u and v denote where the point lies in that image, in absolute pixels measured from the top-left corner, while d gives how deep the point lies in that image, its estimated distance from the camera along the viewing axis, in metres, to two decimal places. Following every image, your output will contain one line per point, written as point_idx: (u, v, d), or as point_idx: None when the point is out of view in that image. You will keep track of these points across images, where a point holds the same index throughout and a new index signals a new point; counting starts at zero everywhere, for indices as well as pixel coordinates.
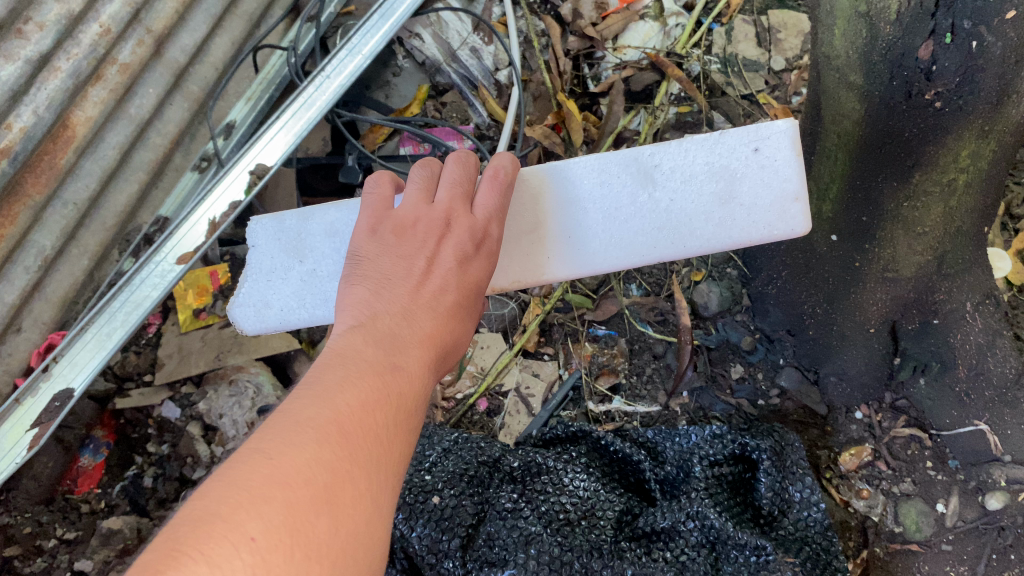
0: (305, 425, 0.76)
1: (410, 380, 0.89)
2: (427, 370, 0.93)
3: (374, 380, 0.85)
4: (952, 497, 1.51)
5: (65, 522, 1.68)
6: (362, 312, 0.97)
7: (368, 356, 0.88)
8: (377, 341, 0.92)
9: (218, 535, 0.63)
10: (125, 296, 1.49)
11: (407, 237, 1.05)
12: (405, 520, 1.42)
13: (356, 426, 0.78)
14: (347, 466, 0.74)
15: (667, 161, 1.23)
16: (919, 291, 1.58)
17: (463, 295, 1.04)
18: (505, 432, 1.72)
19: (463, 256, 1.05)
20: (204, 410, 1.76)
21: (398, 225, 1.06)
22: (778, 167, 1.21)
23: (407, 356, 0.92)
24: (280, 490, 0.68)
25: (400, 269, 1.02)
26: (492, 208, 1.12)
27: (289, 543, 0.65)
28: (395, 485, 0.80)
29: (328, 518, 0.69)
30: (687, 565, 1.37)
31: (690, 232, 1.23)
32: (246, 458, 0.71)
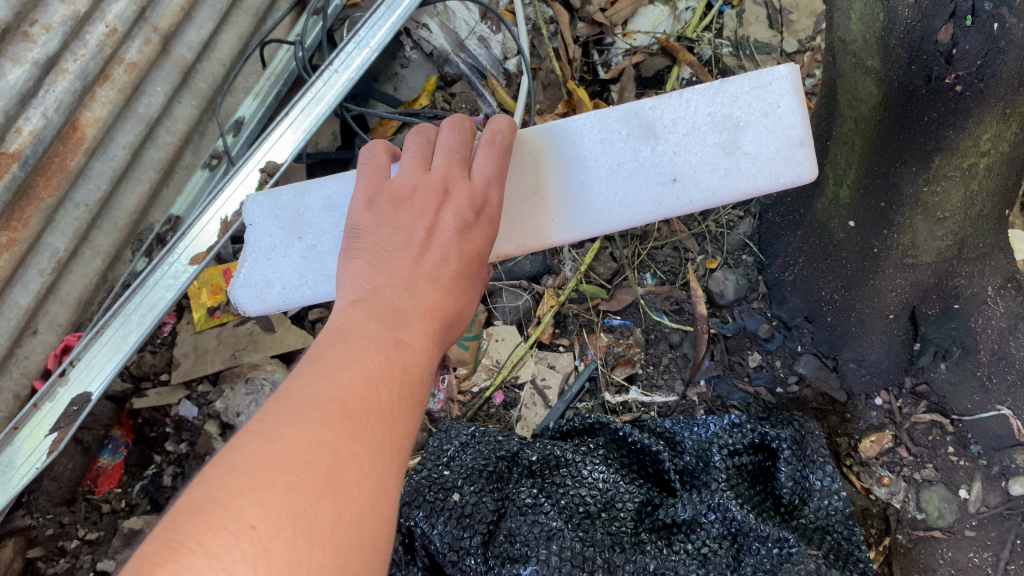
0: (307, 403, 0.74)
1: (411, 355, 0.87)
2: (428, 343, 0.92)
3: (374, 350, 0.83)
4: (974, 482, 1.49)
5: (87, 523, 1.70)
6: (362, 285, 0.95)
7: (368, 326, 0.87)
8: (378, 314, 0.90)
9: (217, 525, 0.62)
10: (139, 298, 1.48)
11: (406, 209, 1.03)
12: (428, 518, 1.43)
13: (358, 401, 0.76)
14: (350, 444, 0.72)
15: (667, 115, 1.21)
16: (940, 276, 1.50)
17: (464, 265, 1.02)
18: (522, 425, 1.73)
19: (464, 224, 1.03)
20: (222, 409, 1.74)
21: (396, 197, 1.04)
22: (782, 113, 1.18)
23: (409, 331, 0.90)
24: (280, 473, 0.67)
25: (400, 241, 1.00)
26: (490, 172, 1.10)
27: (291, 530, 0.64)
28: (399, 462, 0.78)
29: (330, 501, 0.68)
30: (710, 558, 1.37)
31: (695, 183, 1.21)
32: (248, 441, 0.70)
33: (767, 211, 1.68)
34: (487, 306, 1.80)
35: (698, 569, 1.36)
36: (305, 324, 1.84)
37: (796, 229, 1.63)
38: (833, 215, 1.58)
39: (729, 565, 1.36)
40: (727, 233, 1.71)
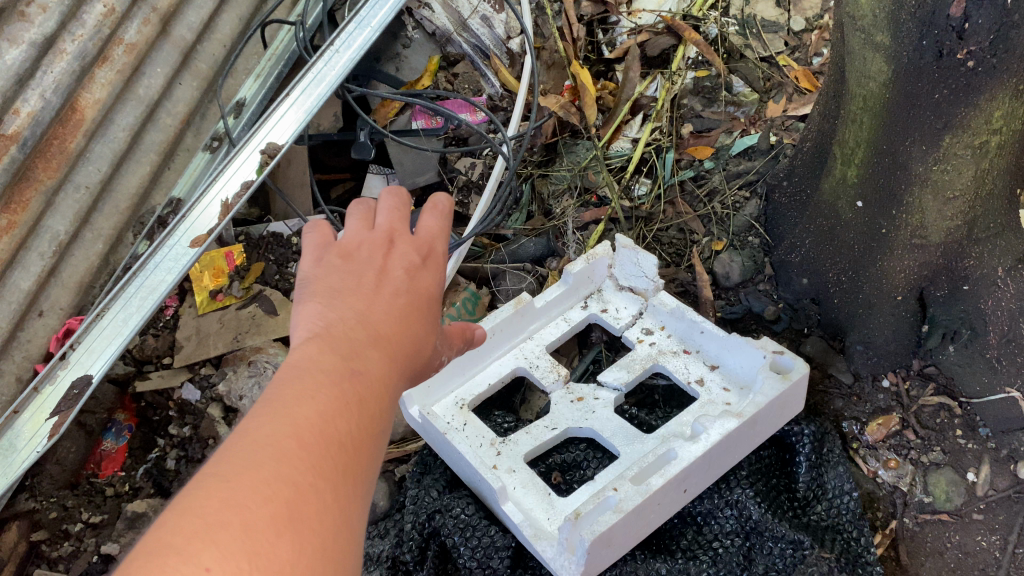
0: (262, 441, 0.67)
1: (371, 387, 0.80)
2: (389, 372, 0.85)
3: (330, 383, 0.76)
4: (983, 465, 1.46)
5: (91, 507, 1.67)
6: (319, 317, 0.88)
7: (321, 360, 0.80)
8: (334, 348, 0.83)
9: (171, 565, 0.54)
10: (140, 281, 1.47)
11: (355, 258, 0.97)
12: (461, 532, 1.39)
13: (317, 436, 0.70)
14: (310, 479, 0.66)
15: (711, 334, 1.53)
16: (949, 257, 1.39)
17: (419, 303, 0.96)
18: (525, 407, 1.74)
19: (414, 268, 0.99)
20: (224, 392, 1.74)
21: (345, 248, 0.98)
22: (788, 397, 1.40)
23: (369, 363, 0.83)
24: (237, 513, 0.60)
25: (352, 282, 0.94)
26: (439, 229, 1.05)
27: (249, 569, 0.56)
28: (360, 496, 0.72)
29: (290, 537, 0.61)
30: (721, 555, 1.38)
31: (735, 448, 1.37)
32: (201, 484, 0.62)
33: (772, 194, 1.68)
34: (491, 288, 1.86)
35: (708, 568, 1.35)
36: None
37: (802, 210, 1.58)
38: (840, 195, 1.47)
39: (739, 563, 1.37)
40: (734, 214, 1.76)
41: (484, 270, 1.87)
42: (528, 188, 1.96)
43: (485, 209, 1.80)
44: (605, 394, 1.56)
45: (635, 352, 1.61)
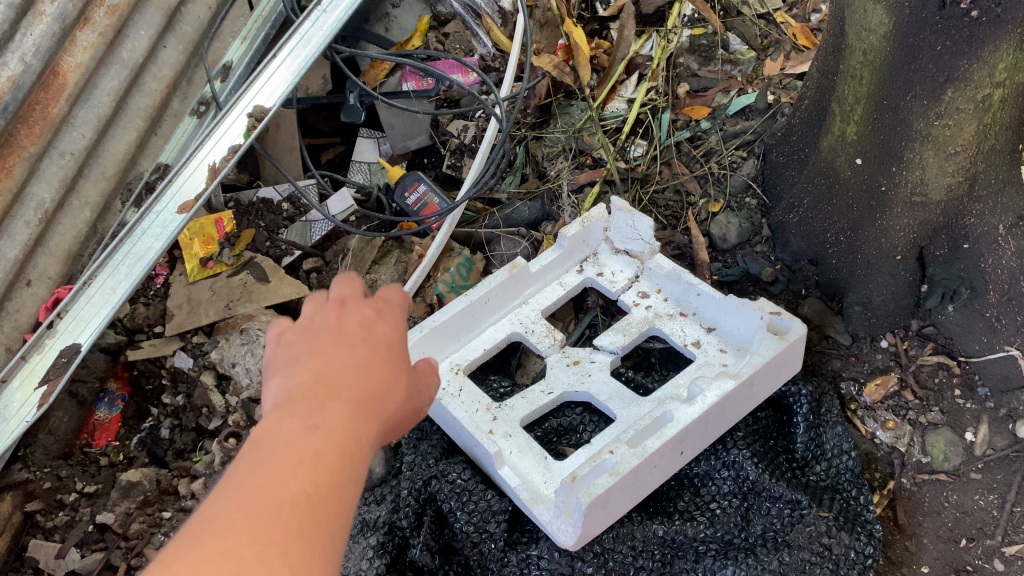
0: (190, 550, 0.57)
1: (334, 448, 0.69)
2: (359, 427, 0.73)
3: (276, 460, 0.65)
4: (981, 425, 1.44)
5: (86, 476, 1.66)
6: (281, 385, 0.76)
7: (277, 425, 0.70)
8: (287, 418, 0.71)
9: None
10: (126, 249, 1.44)
11: (313, 326, 0.83)
12: (457, 498, 1.38)
13: (258, 526, 0.60)
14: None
15: (707, 296, 1.51)
16: (949, 214, 1.36)
17: (391, 353, 0.83)
18: (521, 372, 1.73)
19: (375, 321, 0.85)
20: (217, 359, 1.71)
21: (297, 324, 0.83)
22: (786, 358, 1.38)
23: (333, 422, 0.71)
24: None
25: (308, 347, 0.80)
26: (395, 291, 0.92)
27: None
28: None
29: None
30: (718, 515, 1.37)
31: (733, 410, 1.36)
32: None
33: (770, 152, 1.65)
34: (486, 254, 1.82)
35: (706, 529, 1.35)
36: (299, 274, 1.84)
37: (801, 168, 1.56)
38: (839, 152, 1.45)
39: (737, 523, 1.37)
40: (730, 174, 1.73)
41: (478, 235, 1.84)
42: (522, 151, 1.94)
43: (478, 172, 1.77)
44: (601, 357, 1.55)
45: (631, 315, 1.59)
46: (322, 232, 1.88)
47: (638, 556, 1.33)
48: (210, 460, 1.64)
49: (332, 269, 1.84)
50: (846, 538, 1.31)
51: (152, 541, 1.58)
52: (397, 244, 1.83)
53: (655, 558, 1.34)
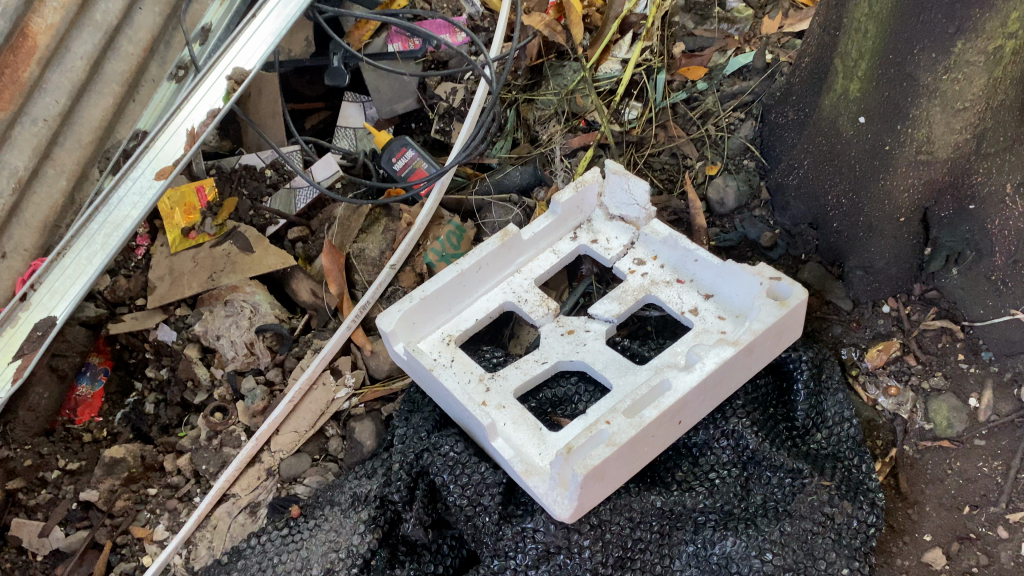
0: None
1: None
2: None
3: None
4: (985, 390, 1.42)
5: (68, 453, 1.62)
6: None
7: None
8: None
9: None
10: (102, 218, 1.39)
11: None
12: (451, 471, 1.35)
13: None
14: None
15: (705, 262, 1.47)
16: (954, 174, 1.31)
17: None
18: (514, 342, 1.69)
19: None
20: (200, 333, 1.67)
21: None
22: (786, 323, 1.34)
23: None
24: None
25: None
26: None
27: None
28: None
29: None
30: (718, 486, 1.34)
31: (733, 378, 1.32)
32: None
33: (769, 113, 1.60)
34: (476, 222, 1.77)
35: (705, 500, 1.33)
36: (284, 243, 1.79)
37: (800, 130, 1.51)
38: (842, 111, 1.39)
39: (737, 493, 1.33)
40: (728, 136, 1.68)
41: (469, 202, 1.78)
42: (512, 114, 1.88)
43: (468, 136, 1.72)
44: (597, 326, 1.50)
45: (626, 283, 1.54)
46: (306, 201, 1.82)
47: (636, 527, 1.30)
48: (196, 435, 1.61)
49: (318, 239, 1.78)
50: (849, 507, 1.29)
51: (138, 518, 1.56)
52: (385, 212, 1.77)
53: (654, 530, 1.31)
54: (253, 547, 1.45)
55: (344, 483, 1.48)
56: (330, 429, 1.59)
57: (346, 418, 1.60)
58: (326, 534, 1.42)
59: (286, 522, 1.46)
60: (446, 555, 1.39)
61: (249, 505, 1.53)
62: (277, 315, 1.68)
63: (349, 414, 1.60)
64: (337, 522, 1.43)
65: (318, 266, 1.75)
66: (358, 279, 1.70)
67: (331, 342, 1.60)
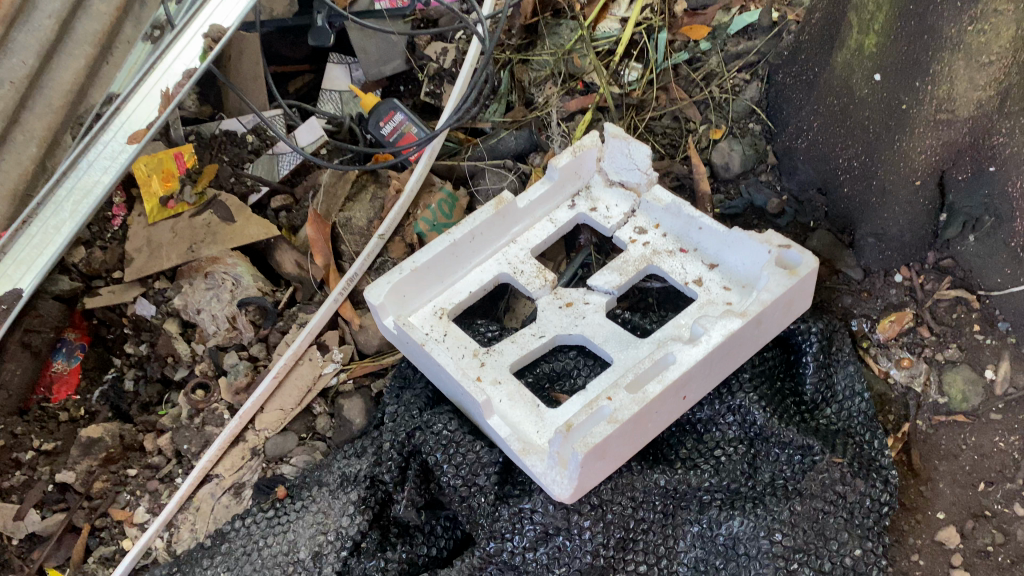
0: None
1: None
2: None
3: None
4: (1002, 362, 1.35)
5: (44, 433, 1.54)
6: None
7: None
8: None
9: None
10: (71, 183, 1.33)
11: None
12: (444, 450, 1.28)
13: None
14: None
15: (709, 229, 1.40)
16: (976, 135, 1.25)
17: None
18: (510, 316, 1.62)
19: None
20: (181, 306, 1.61)
21: None
22: (796, 292, 1.27)
23: None
24: None
25: None
26: None
27: None
28: None
29: None
30: (724, 463, 1.28)
31: (740, 351, 1.26)
32: None
33: (776, 74, 1.53)
34: (469, 189, 1.70)
35: (710, 478, 1.27)
36: (268, 213, 1.72)
37: (810, 90, 1.44)
38: (855, 68, 1.32)
39: (744, 471, 1.27)
40: (733, 98, 1.62)
41: (461, 169, 1.71)
42: (506, 75, 1.78)
43: (459, 99, 1.64)
44: (596, 298, 1.43)
45: (627, 253, 1.47)
46: (291, 167, 1.75)
47: (638, 507, 1.24)
48: (177, 413, 1.55)
49: (302, 208, 1.72)
50: (862, 485, 1.24)
51: (117, 500, 1.50)
52: (372, 178, 1.69)
53: (657, 509, 1.25)
54: (238, 530, 1.38)
55: (332, 462, 1.40)
56: (316, 407, 1.52)
57: (334, 395, 1.54)
58: (314, 516, 1.35)
59: (272, 504, 1.40)
60: (439, 537, 1.33)
61: (233, 486, 1.46)
62: (261, 287, 1.60)
63: (337, 390, 1.53)
64: (325, 504, 1.36)
65: (302, 236, 1.68)
66: (345, 250, 1.62)
67: (318, 316, 1.53)
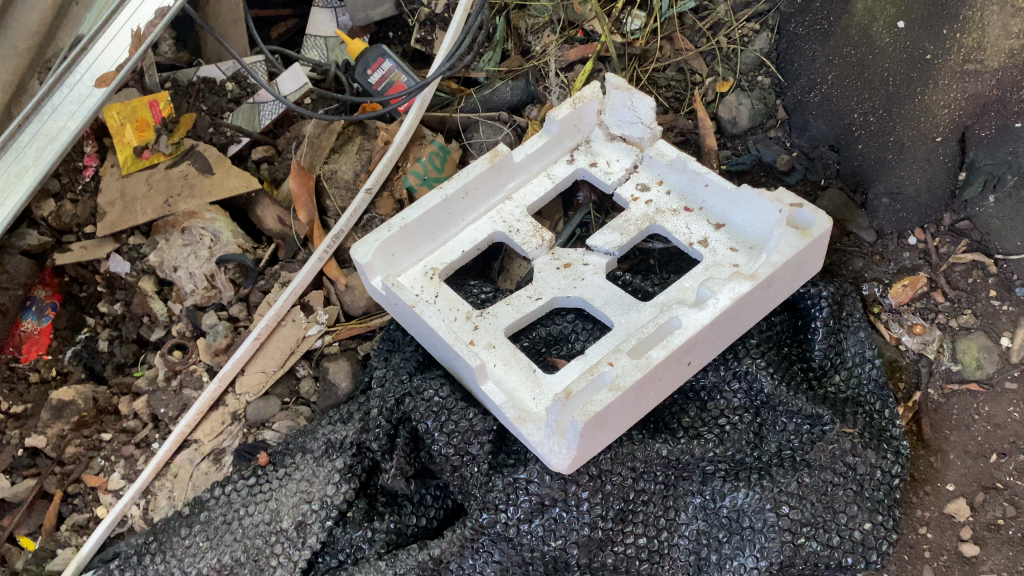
0: None
1: None
2: None
3: None
4: (1019, 329, 1.28)
5: (12, 395, 1.47)
6: None
7: None
8: None
9: None
10: (35, 128, 1.29)
11: None
12: (435, 418, 1.22)
13: None
14: None
15: (717, 187, 1.32)
16: (1005, 88, 1.23)
17: None
18: (504, 277, 1.55)
19: None
20: (156, 263, 1.52)
21: None
22: (808, 253, 1.20)
23: None
24: None
25: None
26: None
27: None
28: None
29: None
30: (728, 433, 1.22)
31: (748, 316, 1.19)
32: None
33: (788, 22, 1.48)
34: (462, 142, 1.62)
35: (714, 448, 1.20)
36: (249, 165, 1.64)
37: (825, 41, 1.41)
38: (877, 14, 1.33)
39: (749, 441, 1.21)
40: (741, 49, 1.53)
41: (454, 121, 1.62)
42: (502, 21, 1.67)
43: (451, 46, 1.55)
44: (596, 259, 1.35)
45: (629, 212, 1.39)
46: (272, 116, 1.65)
47: (638, 478, 1.18)
48: (153, 375, 1.48)
49: (285, 159, 1.63)
50: (873, 457, 1.18)
51: (91, 466, 1.43)
52: (359, 129, 1.60)
53: (658, 480, 1.20)
54: (218, 498, 1.31)
55: (317, 428, 1.33)
56: (301, 369, 1.45)
57: (318, 358, 1.47)
58: (297, 484, 1.28)
59: (254, 470, 1.32)
60: (430, 507, 1.28)
61: (212, 452, 1.39)
62: (241, 243, 1.52)
63: (322, 353, 1.46)
64: (310, 471, 1.29)
65: (285, 190, 1.60)
66: (330, 205, 1.54)
67: (301, 274, 1.45)
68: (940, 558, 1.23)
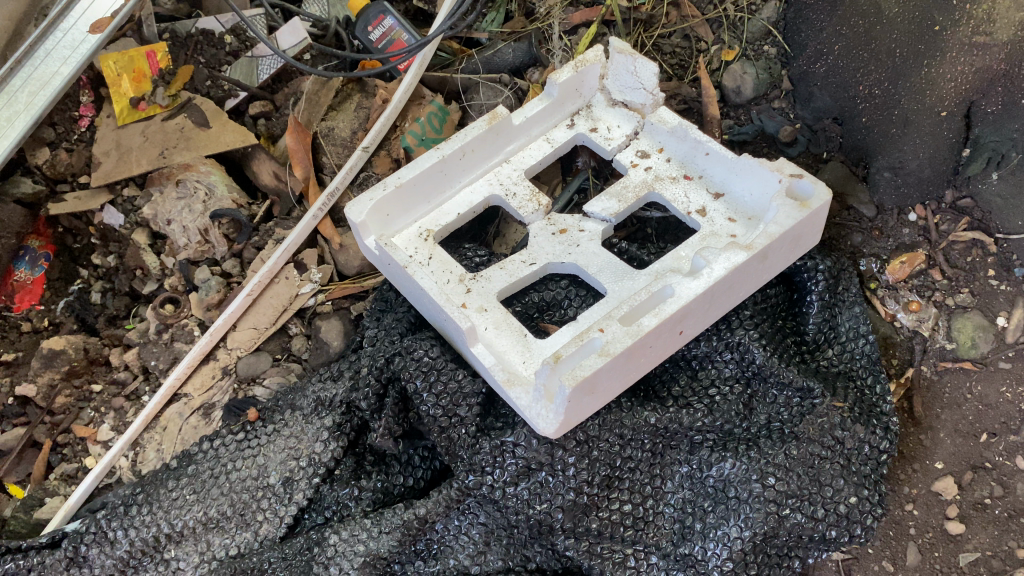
0: None
1: None
2: None
3: None
4: (1016, 309, 1.28)
5: (3, 344, 1.48)
6: None
7: None
8: None
9: None
10: (27, 73, 1.34)
11: None
12: (424, 377, 1.20)
13: None
14: None
15: (717, 155, 1.30)
16: (1013, 61, 1.19)
17: None
18: (499, 241, 1.54)
19: None
20: (149, 216, 1.50)
21: None
22: (807, 225, 1.19)
23: None
24: None
25: None
26: None
27: None
28: None
29: None
30: (718, 403, 1.22)
31: (741, 288, 1.18)
32: None
33: None
34: (461, 104, 1.60)
35: (703, 418, 1.20)
36: (245, 120, 1.62)
37: (833, 10, 1.37)
38: None
39: (739, 412, 1.21)
40: (749, 17, 1.50)
41: (453, 82, 1.61)
42: None
43: (452, 5, 1.52)
44: (591, 226, 1.33)
45: (627, 178, 1.38)
46: (270, 71, 1.64)
47: (626, 445, 1.18)
48: (145, 328, 1.47)
49: (282, 116, 1.61)
50: (861, 432, 1.18)
51: (81, 416, 1.44)
52: (358, 87, 1.59)
53: (645, 448, 1.19)
54: (206, 452, 1.31)
55: (306, 386, 1.33)
56: (293, 327, 1.44)
57: (310, 316, 1.46)
58: (286, 441, 1.29)
59: (243, 426, 1.32)
60: (416, 467, 1.27)
61: (202, 407, 1.39)
62: (236, 199, 1.50)
63: (315, 311, 1.46)
64: (299, 428, 1.30)
65: (282, 146, 1.58)
66: (326, 163, 1.53)
67: (296, 232, 1.44)
68: (924, 535, 1.23)
